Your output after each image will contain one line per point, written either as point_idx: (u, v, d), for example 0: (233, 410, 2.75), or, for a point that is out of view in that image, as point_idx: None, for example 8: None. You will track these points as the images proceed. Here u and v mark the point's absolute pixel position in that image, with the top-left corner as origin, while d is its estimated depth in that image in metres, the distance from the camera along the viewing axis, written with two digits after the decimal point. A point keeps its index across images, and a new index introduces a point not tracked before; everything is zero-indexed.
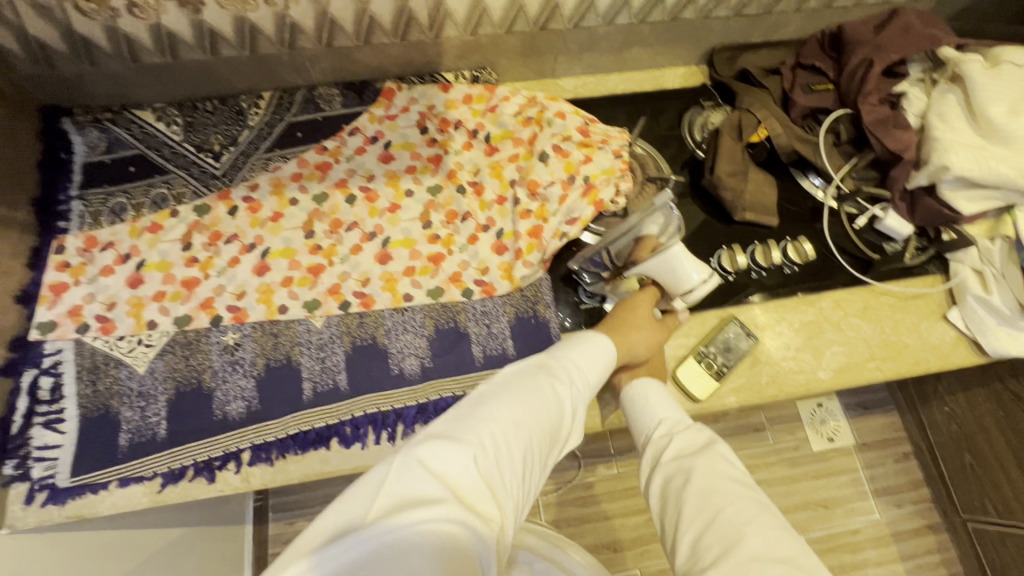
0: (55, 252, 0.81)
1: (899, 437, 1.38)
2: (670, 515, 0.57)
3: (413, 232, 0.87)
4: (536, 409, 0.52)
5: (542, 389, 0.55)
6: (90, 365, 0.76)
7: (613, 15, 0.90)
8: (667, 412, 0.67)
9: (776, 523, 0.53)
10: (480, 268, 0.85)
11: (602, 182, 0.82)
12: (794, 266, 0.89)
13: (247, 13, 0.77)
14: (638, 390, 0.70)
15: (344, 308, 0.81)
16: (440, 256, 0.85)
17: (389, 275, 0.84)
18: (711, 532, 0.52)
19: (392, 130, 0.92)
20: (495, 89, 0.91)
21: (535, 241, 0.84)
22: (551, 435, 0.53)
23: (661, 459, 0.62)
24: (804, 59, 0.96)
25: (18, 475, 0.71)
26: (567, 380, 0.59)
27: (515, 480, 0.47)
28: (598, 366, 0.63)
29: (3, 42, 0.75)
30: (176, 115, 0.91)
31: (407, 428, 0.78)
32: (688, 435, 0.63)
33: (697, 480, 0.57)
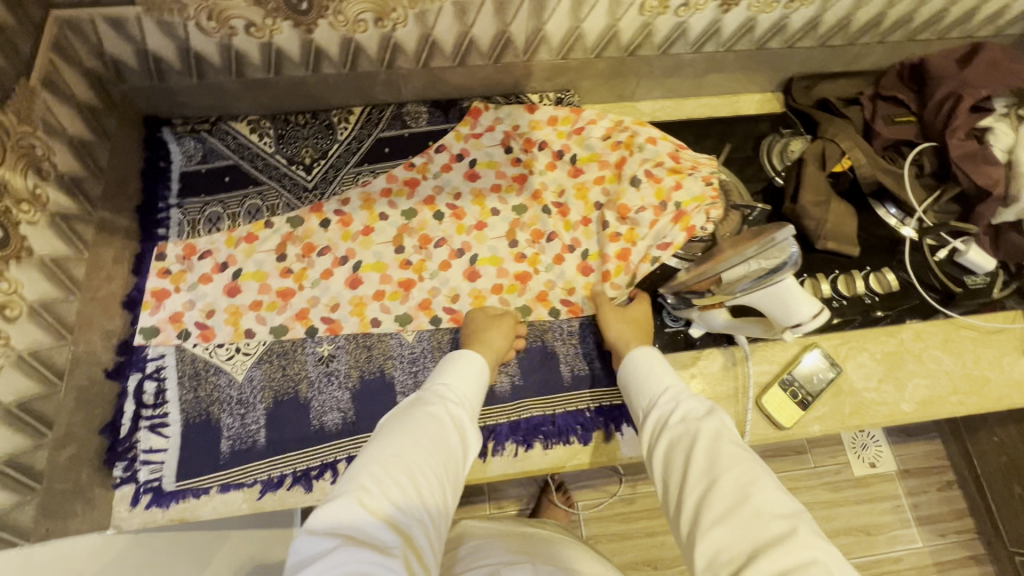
0: (157, 258, 0.83)
1: (942, 466, 1.35)
2: (672, 478, 0.56)
3: (500, 249, 0.88)
4: (413, 432, 0.55)
5: (416, 416, 0.57)
6: (191, 371, 0.78)
7: (701, 43, 0.91)
8: (670, 380, 0.66)
9: (782, 487, 0.51)
10: (565, 288, 0.86)
11: (693, 210, 0.85)
12: (876, 296, 0.90)
13: (355, 34, 0.79)
14: (637, 362, 0.70)
15: (435, 323, 0.83)
16: (526, 275, 0.87)
17: (478, 292, 0.85)
18: (717, 490, 0.51)
19: (477, 148, 0.93)
20: (581, 111, 0.93)
21: (624, 265, 0.86)
22: (439, 448, 0.55)
23: (667, 422, 0.60)
24: (884, 91, 0.96)
25: (126, 477, 0.73)
26: (442, 396, 0.61)
27: (411, 504, 0.49)
28: (470, 375, 0.66)
29: (123, 56, 0.78)
30: (269, 127, 0.92)
31: (498, 446, 0.77)
32: (694, 400, 0.61)
33: (705, 442, 0.55)
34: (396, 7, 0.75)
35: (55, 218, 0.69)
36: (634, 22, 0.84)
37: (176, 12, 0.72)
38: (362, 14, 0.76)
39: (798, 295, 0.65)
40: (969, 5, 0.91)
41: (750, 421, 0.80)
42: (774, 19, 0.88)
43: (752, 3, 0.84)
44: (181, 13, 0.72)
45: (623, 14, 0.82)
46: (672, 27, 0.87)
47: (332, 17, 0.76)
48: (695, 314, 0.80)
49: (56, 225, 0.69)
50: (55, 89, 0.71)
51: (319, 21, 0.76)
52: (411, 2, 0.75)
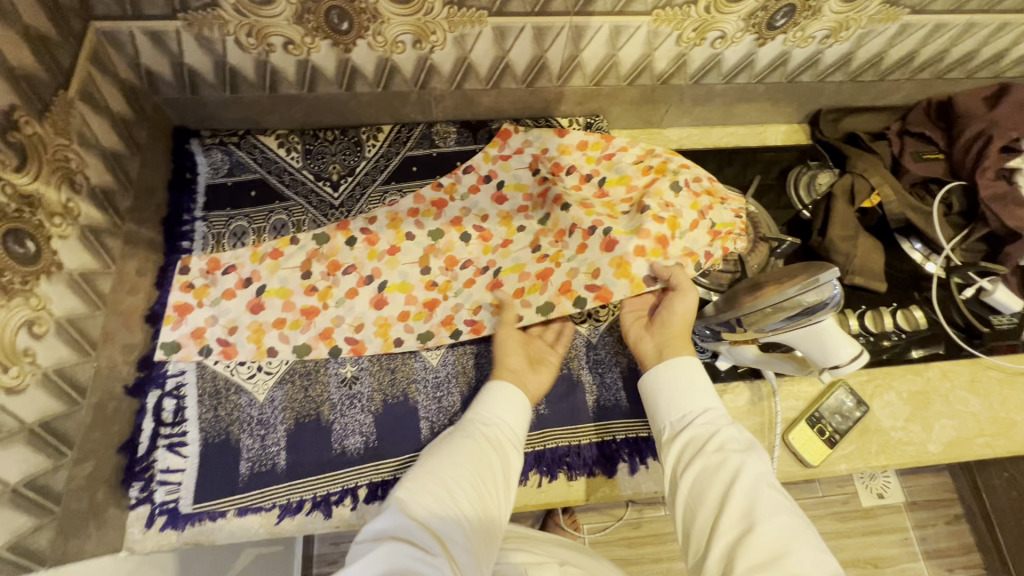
0: (179, 272, 0.81)
1: (950, 498, 1.33)
2: (701, 513, 0.55)
3: (523, 258, 0.86)
4: (450, 455, 0.60)
5: (453, 441, 0.63)
6: (211, 389, 0.76)
7: (734, 74, 0.91)
8: (708, 401, 0.64)
9: (820, 545, 0.50)
10: (589, 273, 0.81)
11: (727, 233, 0.82)
12: (903, 333, 0.89)
13: (392, 55, 0.79)
14: (675, 372, 0.66)
15: (455, 337, 0.82)
16: (548, 272, 0.84)
17: (500, 299, 0.83)
18: (754, 539, 0.50)
19: (505, 170, 0.91)
20: (613, 138, 0.91)
21: (661, 247, 0.79)
22: (477, 468, 0.59)
23: (703, 447, 0.59)
24: (911, 126, 0.96)
25: (142, 497, 0.70)
26: (480, 423, 0.66)
27: (449, 512, 0.54)
28: (511, 404, 0.68)
29: (158, 68, 0.77)
30: (297, 142, 0.91)
31: (521, 475, 0.76)
32: (735, 430, 0.60)
33: (743, 481, 0.55)
34: (436, 30, 0.75)
35: (85, 231, 0.68)
36: (670, 53, 0.84)
37: (217, 27, 0.72)
38: (401, 36, 0.76)
39: (837, 338, 0.66)
40: (1000, 47, 0.92)
41: (777, 457, 0.79)
42: (807, 54, 0.89)
43: (788, 38, 0.84)
44: (222, 29, 0.72)
45: (660, 44, 0.82)
46: (706, 58, 0.87)
47: (372, 38, 0.76)
48: (723, 346, 0.79)
49: (85, 238, 0.68)
50: (90, 100, 0.70)
51: (358, 41, 0.76)
52: (451, 26, 0.75)
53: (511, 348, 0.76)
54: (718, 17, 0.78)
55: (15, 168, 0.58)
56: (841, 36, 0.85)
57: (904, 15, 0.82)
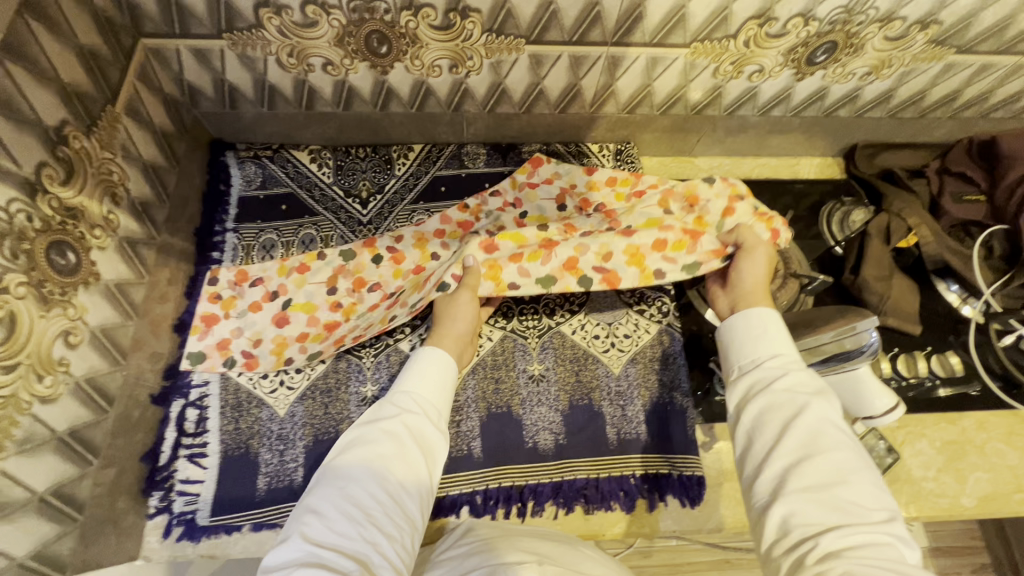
0: (208, 283, 0.81)
1: (977, 547, 1.27)
2: (760, 440, 0.52)
3: (526, 230, 0.79)
4: (368, 456, 0.53)
5: (370, 434, 0.55)
6: (233, 402, 0.75)
7: (769, 108, 0.90)
8: (781, 346, 0.58)
9: (878, 483, 0.48)
10: (601, 253, 0.77)
11: (772, 215, 0.78)
12: (938, 379, 0.86)
13: (428, 78, 0.80)
14: (748, 322, 0.61)
15: (440, 290, 0.74)
16: (554, 242, 0.78)
17: (494, 262, 0.76)
18: (814, 466, 0.48)
19: (530, 200, 0.89)
20: (642, 175, 0.86)
21: (687, 240, 0.76)
22: (395, 470, 0.53)
23: (769, 386, 0.55)
24: (952, 166, 0.93)
25: (160, 507, 0.70)
26: (404, 407, 0.59)
27: (363, 522, 0.48)
28: (434, 381, 0.63)
29: (200, 84, 0.79)
30: (329, 157, 0.92)
31: (538, 506, 0.75)
32: (805, 374, 0.54)
33: (807, 417, 0.51)
34: (473, 56, 0.76)
35: (123, 242, 0.70)
36: (706, 84, 0.84)
37: (260, 47, 0.73)
38: (439, 60, 0.77)
39: (873, 386, 0.65)
40: None
41: None
42: (847, 90, 0.87)
43: (828, 74, 0.83)
44: (265, 49, 0.74)
45: (696, 76, 0.82)
46: (743, 91, 0.86)
47: (409, 61, 0.77)
48: None
49: (122, 249, 0.70)
50: (135, 114, 0.72)
51: (395, 64, 0.77)
52: (489, 53, 0.76)
53: (458, 315, 0.73)
54: (757, 51, 0.77)
55: (63, 182, 0.59)
56: (883, 74, 0.84)
57: (950, 55, 0.80)
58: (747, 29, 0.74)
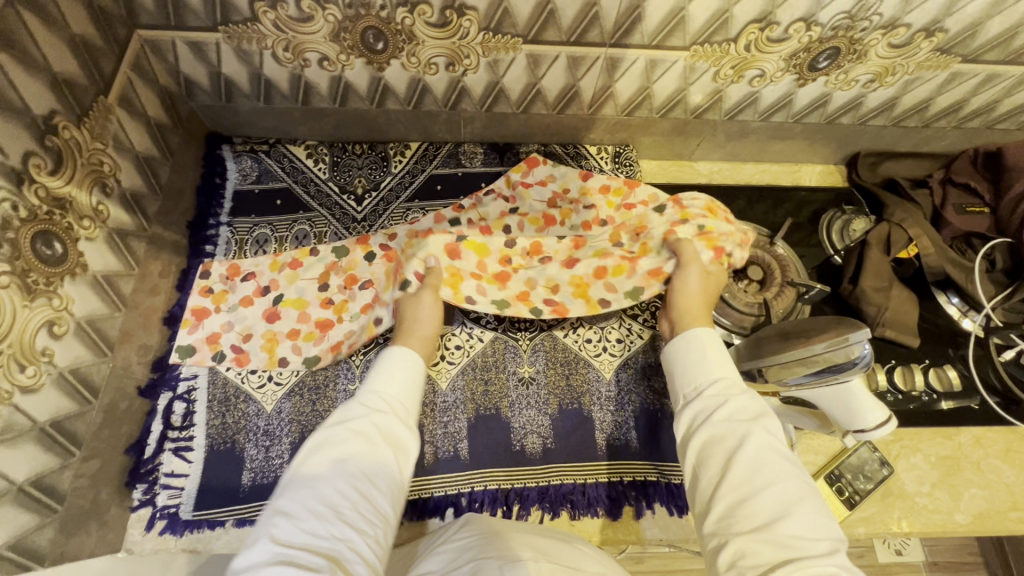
0: (200, 276, 0.81)
1: (973, 563, 1.25)
2: (705, 476, 0.54)
3: (492, 242, 0.82)
4: (338, 455, 0.53)
5: (338, 434, 0.55)
6: (221, 396, 0.75)
7: (770, 114, 0.89)
8: (720, 371, 0.61)
9: (825, 513, 0.49)
10: (548, 287, 0.82)
11: (718, 235, 0.76)
12: (935, 394, 0.85)
13: (425, 75, 0.79)
14: (690, 346, 0.64)
15: (402, 289, 0.76)
16: (507, 275, 0.82)
17: (455, 270, 0.79)
18: (757, 502, 0.49)
19: (523, 198, 0.89)
20: (637, 186, 0.86)
21: (626, 265, 0.79)
22: (365, 466, 0.53)
23: (711, 416, 0.56)
24: (955, 176, 0.91)
25: (144, 499, 0.70)
26: (374, 406, 0.58)
27: (333, 520, 0.48)
28: (404, 378, 0.62)
29: (196, 76, 0.79)
30: (326, 154, 0.91)
31: (523, 510, 0.74)
32: (744, 400, 0.57)
33: (747, 448, 0.53)
34: (469, 54, 0.75)
35: (112, 233, 0.69)
36: (706, 88, 0.83)
37: (256, 41, 0.73)
38: (435, 58, 0.76)
39: (864, 399, 0.62)
40: None
41: None
42: (850, 97, 0.86)
43: (830, 80, 0.82)
44: (260, 43, 0.73)
45: (696, 80, 0.81)
46: (744, 96, 0.85)
47: (406, 59, 0.76)
48: None
49: (111, 240, 0.69)
50: (129, 105, 0.72)
51: (391, 60, 0.76)
52: (485, 51, 0.75)
53: (423, 315, 0.73)
54: (758, 56, 0.76)
55: (52, 171, 0.59)
56: (887, 81, 0.82)
57: (955, 64, 0.79)
58: (747, 33, 0.72)
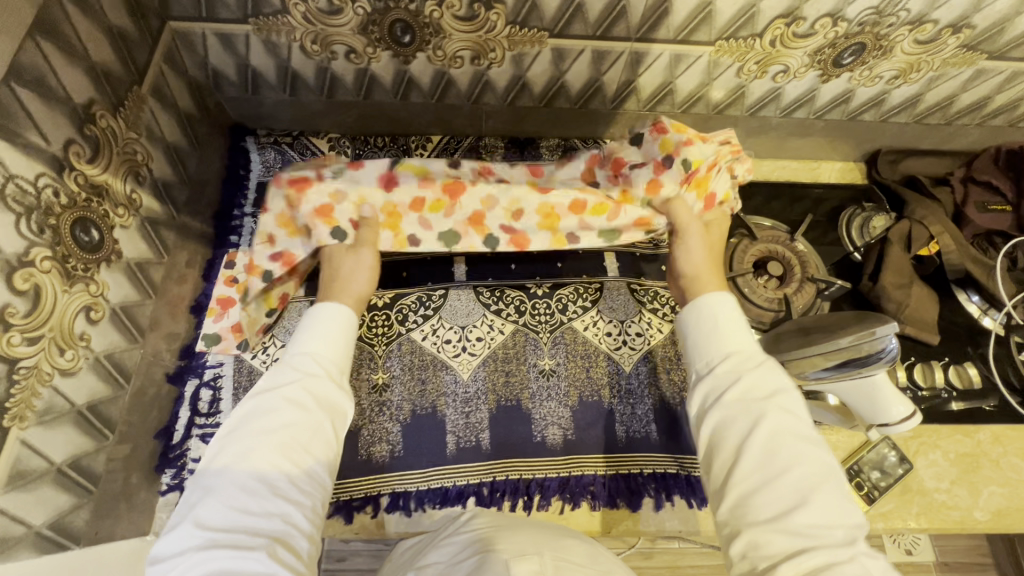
0: (225, 266, 0.81)
1: (984, 564, 1.24)
2: (717, 458, 0.52)
3: (433, 167, 0.74)
4: (267, 425, 0.51)
5: (267, 404, 0.53)
6: (247, 384, 0.76)
7: (792, 109, 0.89)
8: (732, 347, 0.58)
9: (846, 495, 0.48)
10: (509, 213, 0.74)
11: (706, 172, 0.70)
12: (954, 391, 0.84)
13: (450, 69, 0.80)
14: (700, 317, 0.61)
15: (334, 236, 0.71)
16: (457, 191, 0.72)
17: (393, 206, 0.72)
18: (772, 489, 0.48)
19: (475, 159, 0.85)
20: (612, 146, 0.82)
21: (607, 206, 0.72)
22: (296, 435, 0.51)
23: (723, 397, 0.54)
24: (978, 175, 0.91)
25: (172, 484, 0.71)
26: (304, 370, 0.56)
27: (263, 493, 0.47)
28: (335, 342, 0.60)
29: (224, 68, 0.80)
30: (348, 146, 0.92)
31: (544, 501, 0.74)
32: (758, 378, 0.54)
33: (761, 432, 0.51)
34: (495, 47, 0.76)
35: (144, 221, 0.70)
36: (729, 83, 0.83)
37: (284, 33, 0.74)
38: (461, 51, 0.77)
39: (889, 393, 0.63)
40: None
41: None
42: (874, 93, 0.86)
43: (854, 76, 0.82)
44: (289, 35, 0.74)
45: (720, 75, 0.81)
46: (766, 91, 0.85)
47: (432, 51, 0.77)
48: None
49: (143, 228, 0.70)
50: (160, 96, 0.73)
51: (418, 53, 0.77)
52: (511, 45, 0.75)
53: (357, 270, 0.70)
54: (784, 51, 0.76)
55: (90, 159, 0.60)
56: (911, 77, 0.82)
57: (981, 60, 0.79)
58: (774, 28, 0.73)
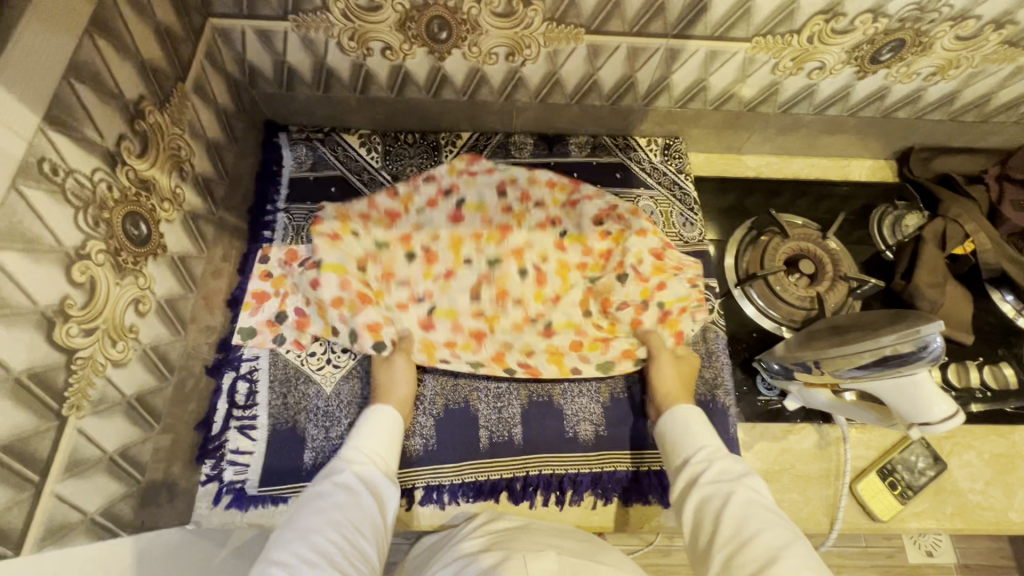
0: (259, 261, 0.83)
1: (1006, 566, 1.23)
2: (703, 529, 0.58)
3: (460, 303, 0.82)
4: (327, 507, 0.56)
5: (327, 488, 0.59)
6: (282, 377, 0.77)
7: (825, 107, 0.89)
8: (705, 439, 0.66)
9: (817, 560, 0.52)
10: (524, 350, 0.81)
11: (678, 312, 0.83)
12: (988, 391, 0.83)
13: (484, 66, 0.80)
14: (674, 421, 0.70)
15: (377, 348, 0.77)
16: (483, 335, 0.81)
17: (429, 342, 0.80)
18: (752, 549, 0.52)
19: (467, 186, 0.87)
20: (617, 207, 0.87)
21: (600, 343, 0.82)
22: (348, 518, 0.56)
23: (699, 480, 0.62)
24: (1013, 172, 0.89)
25: (211, 475, 0.72)
26: (358, 461, 0.63)
27: (323, 563, 0.50)
28: (384, 436, 0.67)
29: (261, 64, 0.81)
30: (378, 143, 0.93)
31: (577, 496, 0.75)
32: (727, 463, 0.62)
33: (736, 503, 0.57)
34: (531, 44, 0.76)
35: (187, 217, 0.72)
36: (763, 80, 0.83)
37: (322, 30, 0.74)
38: (496, 49, 0.77)
39: (932, 394, 0.62)
40: None
41: (843, 507, 0.75)
42: (909, 90, 0.85)
43: (891, 73, 0.81)
44: (327, 32, 0.75)
45: (755, 72, 0.81)
46: (800, 89, 0.85)
47: (467, 49, 0.77)
48: (794, 386, 0.78)
49: (186, 223, 0.72)
50: (202, 93, 0.74)
51: (453, 50, 0.77)
52: (547, 42, 0.75)
53: (399, 380, 0.74)
54: (821, 48, 0.76)
55: (140, 155, 0.61)
56: (949, 74, 0.81)
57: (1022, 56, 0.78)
58: (812, 25, 0.72)
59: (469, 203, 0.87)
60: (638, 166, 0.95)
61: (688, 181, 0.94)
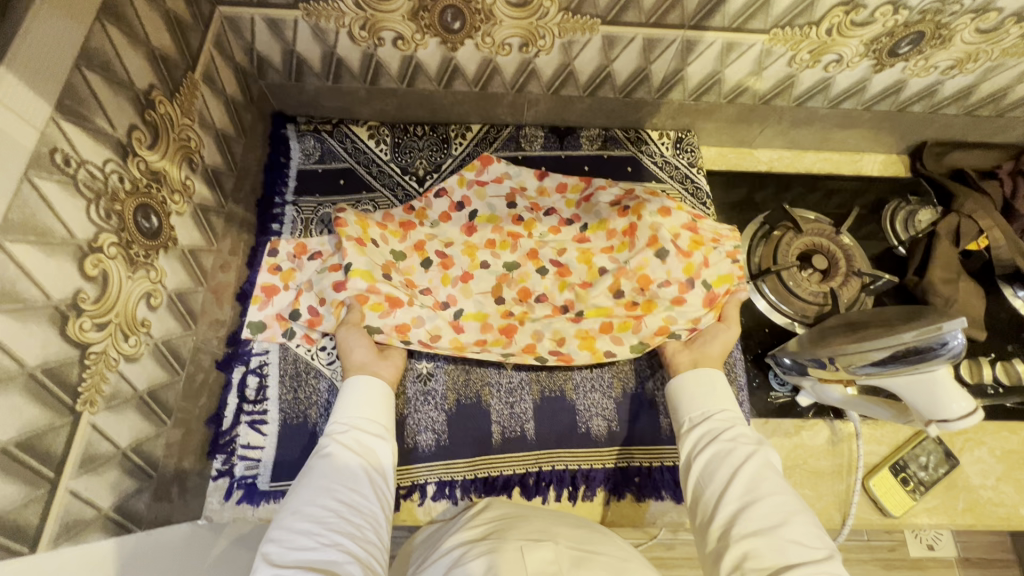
0: (269, 254, 0.81)
1: (1006, 560, 1.24)
2: (712, 486, 0.59)
3: (486, 306, 0.81)
4: (328, 474, 0.57)
5: (329, 452, 0.59)
6: (292, 371, 0.76)
7: (840, 100, 0.88)
8: (725, 402, 0.67)
9: (821, 529, 0.53)
10: (555, 339, 0.79)
11: (722, 292, 0.80)
12: (1000, 386, 0.82)
13: (496, 56, 0.79)
14: (696, 378, 0.70)
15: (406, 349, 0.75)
16: (513, 329, 0.79)
17: (459, 343, 0.77)
18: (760, 508, 0.54)
19: (478, 198, 0.87)
20: (631, 194, 0.85)
21: (632, 321, 0.79)
22: (346, 483, 0.56)
23: (717, 436, 0.63)
24: None
25: (222, 470, 0.72)
26: (360, 427, 0.63)
27: (323, 529, 0.51)
28: (382, 403, 0.67)
29: (270, 54, 0.79)
30: (387, 134, 0.91)
31: (589, 491, 0.76)
32: (747, 428, 0.63)
33: (752, 463, 0.58)
34: (546, 35, 0.75)
35: (197, 210, 0.71)
36: (779, 73, 0.82)
37: (333, 19, 0.73)
38: (510, 39, 0.76)
39: (949, 390, 0.62)
40: None
41: (857, 502, 0.75)
42: (926, 84, 0.84)
43: (909, 66, 0.80)
44: (338, 21, 0.73)
45: (771, 64, 0.80)
46: (816, 82, 0.84)
47: (480, 39, 0.76)
48: (807, 382, 0.78)
49: (197, 216, 0.70)
50: (211, 82, 0.72)
51: (466, 40, 0.76)
52: (561, 32, 0.74)
53: (356, 343, 0.72)
54: (839, 40, 0.75)
55: (150, 147, 0.60)
56: (967, 68, 0.80)
57: None
58: (832, 16, 0.71)
59: (481, 215, 0.86)
60: (650, 159, 0.94)
61: (701, 175, 0.93)
